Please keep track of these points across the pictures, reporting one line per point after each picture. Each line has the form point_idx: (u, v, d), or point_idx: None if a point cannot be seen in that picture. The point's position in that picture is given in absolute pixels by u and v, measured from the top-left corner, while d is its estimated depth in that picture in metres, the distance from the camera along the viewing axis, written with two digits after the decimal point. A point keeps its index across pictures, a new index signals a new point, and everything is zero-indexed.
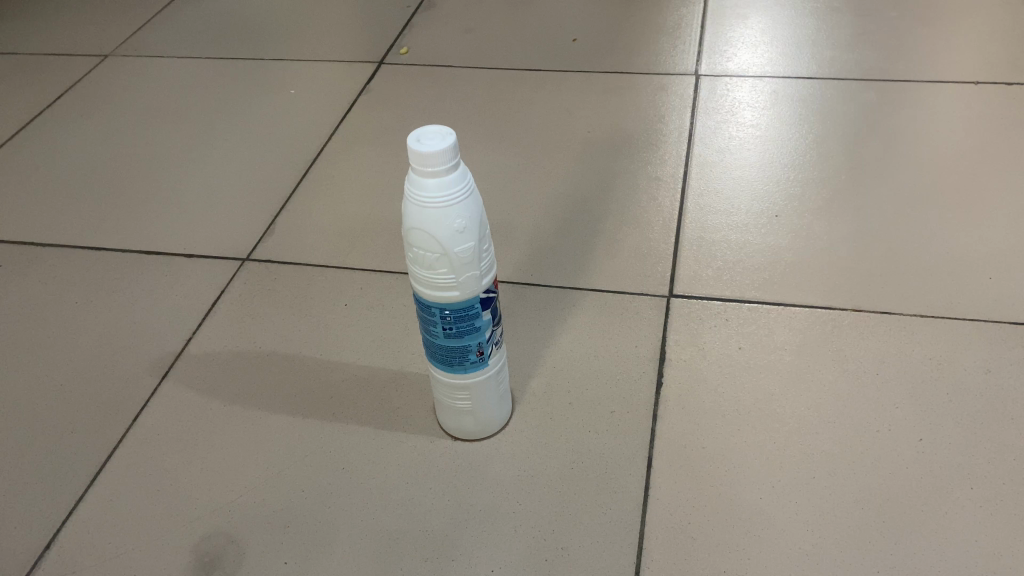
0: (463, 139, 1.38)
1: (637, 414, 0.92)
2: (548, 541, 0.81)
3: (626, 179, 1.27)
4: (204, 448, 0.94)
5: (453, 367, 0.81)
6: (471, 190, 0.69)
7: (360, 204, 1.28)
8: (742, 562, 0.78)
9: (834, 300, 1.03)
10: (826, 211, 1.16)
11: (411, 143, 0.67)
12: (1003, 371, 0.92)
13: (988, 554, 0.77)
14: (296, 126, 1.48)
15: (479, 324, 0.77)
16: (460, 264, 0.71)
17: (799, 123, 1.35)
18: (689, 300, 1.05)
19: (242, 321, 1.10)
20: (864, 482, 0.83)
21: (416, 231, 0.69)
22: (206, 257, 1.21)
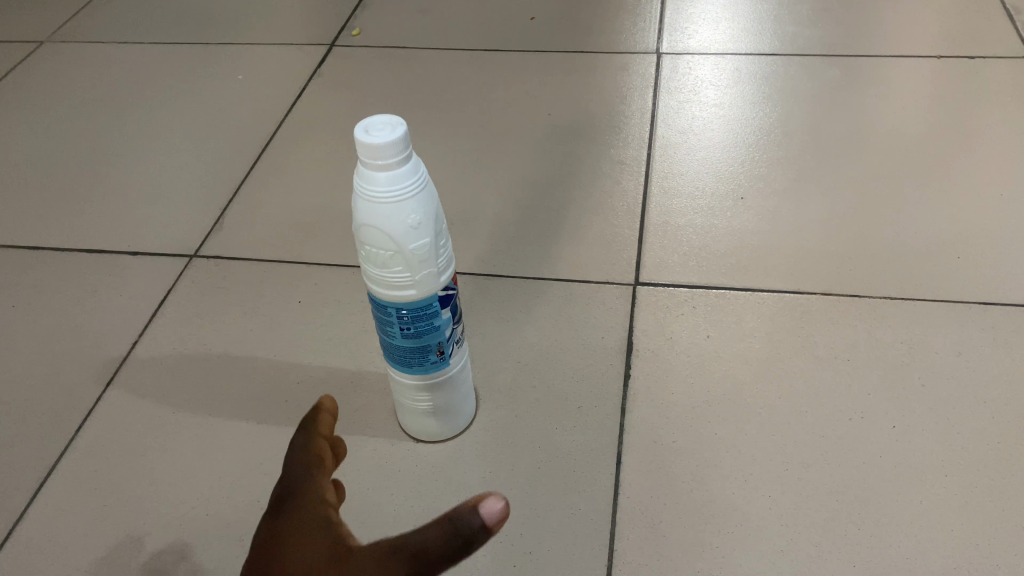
0: (419, 124, 1.34)
1: (605, 409, 0.89)
2: (517, 545, 0.78)
3: (589, 163, 1.23)
4: (153, 458, 0.89)
5: (412, 368, 0.77)
6: (424, 182, 0.65)
7: (314, 193, 1.23)
8: (715, 561, 0.76)
9: (802, 285, 1.01)
10: (791, 192, 1.14)
11: (359, 135, 0.63)
12: (975, 354, 0.90)
13: (963, 544, 0.75)
14: (246, 112, 1.42)
15: (438, 322, 0.73)
16: (416, 261, 0.67)
17: (763, 102, 1.32)
18: (655, 287, 1.02)
19: (191, 321, 1.04)
20: (838, 472, 0.82)
21: (369, 229, 0.65)
22: (152, 254, 1.15)
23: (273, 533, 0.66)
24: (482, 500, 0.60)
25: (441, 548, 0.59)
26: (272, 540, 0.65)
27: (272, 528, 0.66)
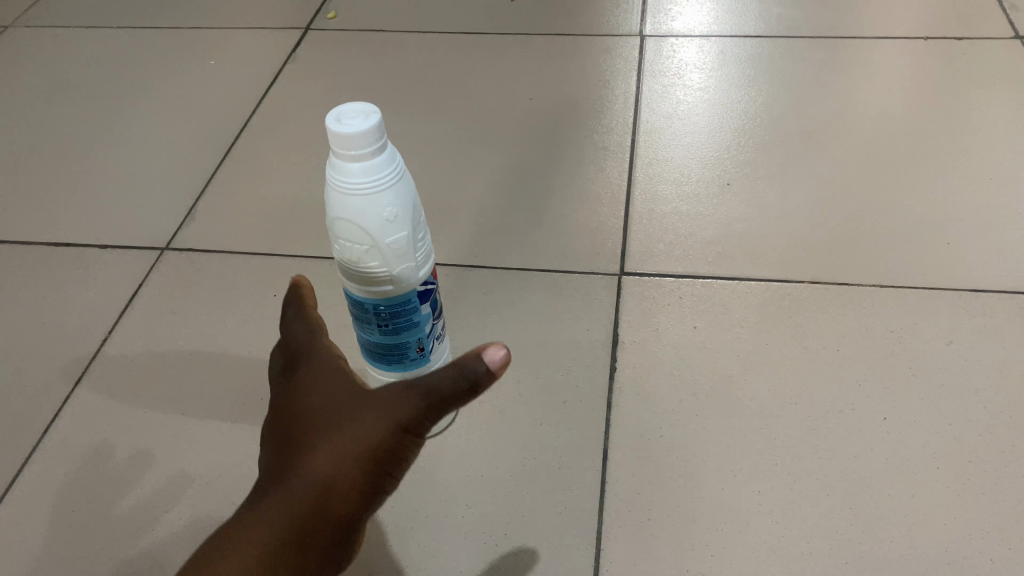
0: (397, 111, 1.30)
1: (591, 403, 0.87)
2: (501, 546, 0.76)
3: (572, 150, 1.20)
4: (124, 461, 0.86)
5: (391, 365, 0.75)
6: (401, 172, 0.62)
7: (290, 183, 1.20)
8: (705, 560, 0.74)
9: (790, 273, 0.99)
10: (778, 178, 1.12)
11: (330, 123, 0.59)
12: (966, 342, 0.89)
13: (958, 539, 0.74)
14: (219, 99, 1.37)
15: (418, 318, 0.71)
16: (393, 256, 0.64)
17: (748, 85, 1.29)
18: (641, 277, 1.00)
19: (163, 317, 1.01)
20: (830, 466, 0.80)
21: (343, 223, 0.62)
22: (122, 247, 1.11)
23: (287, 382, 0.66)
24: (484, 349, 0.59)
25: (454, 394, 0.60)
26: (286, 391, 0.65)
27: (286, 379, 0.66)
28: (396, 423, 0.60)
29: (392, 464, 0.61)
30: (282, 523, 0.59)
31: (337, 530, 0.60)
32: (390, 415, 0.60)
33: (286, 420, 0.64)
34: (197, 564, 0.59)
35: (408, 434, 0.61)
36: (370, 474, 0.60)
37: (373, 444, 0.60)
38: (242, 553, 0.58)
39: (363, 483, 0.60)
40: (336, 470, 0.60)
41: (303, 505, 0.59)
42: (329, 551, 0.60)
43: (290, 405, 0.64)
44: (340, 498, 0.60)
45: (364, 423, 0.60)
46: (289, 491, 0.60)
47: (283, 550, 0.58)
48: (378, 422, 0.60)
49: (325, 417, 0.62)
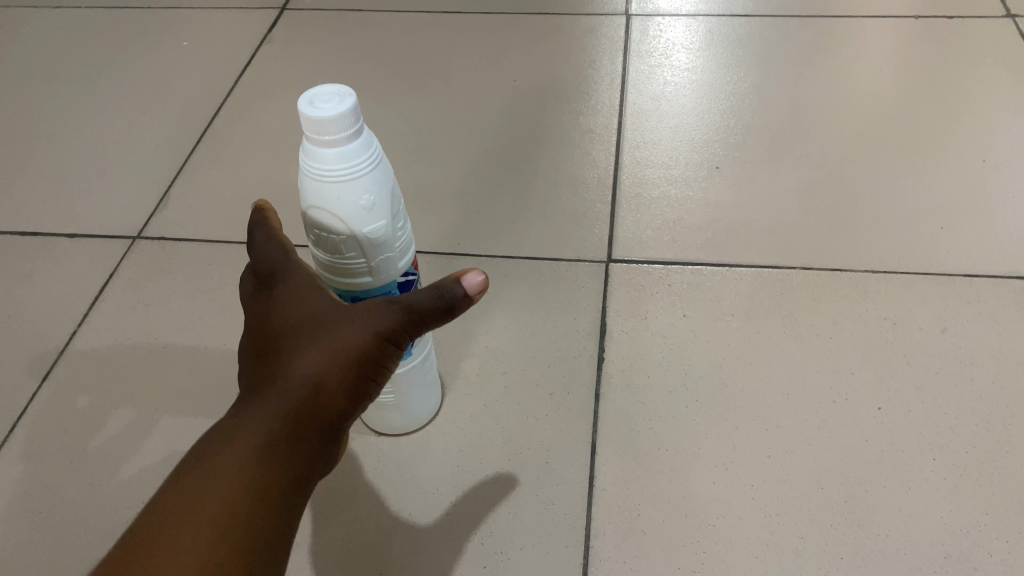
0: (377, 93, 1.26)
1: (579, 396, 0.84)
2: (487, 545, 0.74)
3: (557, 133, 1.17)
4: (95, 460, 0.83)
5: None
6: (378, 158, 0.58)
7: (266, 168, 1.16)
8: (697, 557, 0.72)
9: (781, 260, 0.96)
10: (768, 161, 1.09)
11: (302, 107, 0.55)
12: (960, 330, 0.87)
13: (954, 532, 0.72)
14: (191, 82, 1.33)
15: None
16: (371, 246, 0.60)
17: (736, 65, 1.26)
18: (628, 264, 0.97)
19: (135, 308, 0.97)
20: (824, 458, 0.78)
21: (318, 212, 0.58)
22: (91, 236, 1.07)
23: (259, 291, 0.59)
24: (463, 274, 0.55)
25: (435, 312, 0.55)
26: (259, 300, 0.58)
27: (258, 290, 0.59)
28: (382, 329, 0.55)
29: (377, 371, 0.56)
30: (263, 432, 0.52)
31: (320, 442, 0.55)
32: (376, 318, 0.55)
33: (260, 330, 0.57)
34: (168, 481, 0.51)
35: (393, 341, 0.55)
36: (355, 381, 0.55)
37: (361, 350, 0.54)
38: (221, 465, 0.51)
39: (348, 390, 0.55)
40: (321, 376, 0.54)
41: (286, 414, 0.53)
42: (312, 465, 0.55)
43: (264, 313, 0.57)
44: (325, 407, 0.54)
45: (347, 325, 0.55)
46: (268, 402, 0.53)
47: (267, 462, 0.52)
48: (363, 326, 0.54)
49: (305, 322, 0.55)
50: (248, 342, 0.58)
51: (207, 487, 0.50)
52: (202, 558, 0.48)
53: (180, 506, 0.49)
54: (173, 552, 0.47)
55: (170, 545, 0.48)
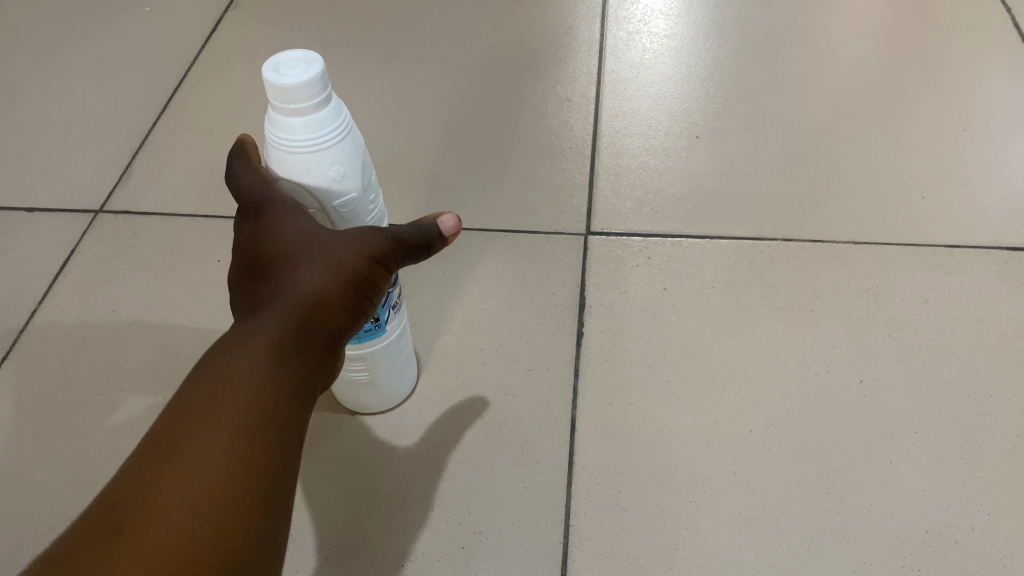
0: (347, 61, 1.22)
1: (558, 371, 0.83)
2: (464, 525, 0.72)
3: (534, 102, 1.14)
4: (58, 443, 0.80)
5: None
6: (348, 127, 0.55)
7: (233, 139, 1.12)
8: (678, 534, 0.71)
9: (762, 231, 0.95)
10: (749, 130, 1.07)
11: (266, 73, 0.52)
12: (941, 301, 0.86)
13: (936, 507, 0.71)
14: (154, 49, 1.28)
15: None
16: (341, 219, 0.58)
17: (716, 31, 1.23)
18: (607, 237, 0.95)
19: (98, 284, 0.94)
20: (805, 432, 0.77)
21: (286, 183, 0.55)
22: (51, 210, 1.03)
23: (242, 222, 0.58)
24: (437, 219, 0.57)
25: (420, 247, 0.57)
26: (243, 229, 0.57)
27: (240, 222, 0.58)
28: (375, 250, 0.55)
29: (371, 292, 0.56)
30: (267, 347, 0.51)
31: (321, 361, 0.55)
32: (370, 239, 0.55)
33: (249, 259, 0.56)
34: (173, 400, 0.50)
35: (386, 263, 0.56)
36: (351, 302, 0.55)
37: (357, 269, 0.55)
38: (229, 375, 0.50)
39: (346, 309, 0.55)
40: (321, 295, 0.54)
41: (289, 331, 0.53)
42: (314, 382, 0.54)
43: (252, 240, 0.56)
44: (325, 325, 0.54)
45: (344, 247, 0.55)
46: (269, 321, 0.53)
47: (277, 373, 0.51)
48: (357, 246, 0.55)
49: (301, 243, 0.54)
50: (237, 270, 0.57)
51: (221, 393, 0.49)
52: (228, 448, 0.47)
53: (195, 412, 0.48)
54: (199, 446, 0.46)
55: (194, 441, 0.46)
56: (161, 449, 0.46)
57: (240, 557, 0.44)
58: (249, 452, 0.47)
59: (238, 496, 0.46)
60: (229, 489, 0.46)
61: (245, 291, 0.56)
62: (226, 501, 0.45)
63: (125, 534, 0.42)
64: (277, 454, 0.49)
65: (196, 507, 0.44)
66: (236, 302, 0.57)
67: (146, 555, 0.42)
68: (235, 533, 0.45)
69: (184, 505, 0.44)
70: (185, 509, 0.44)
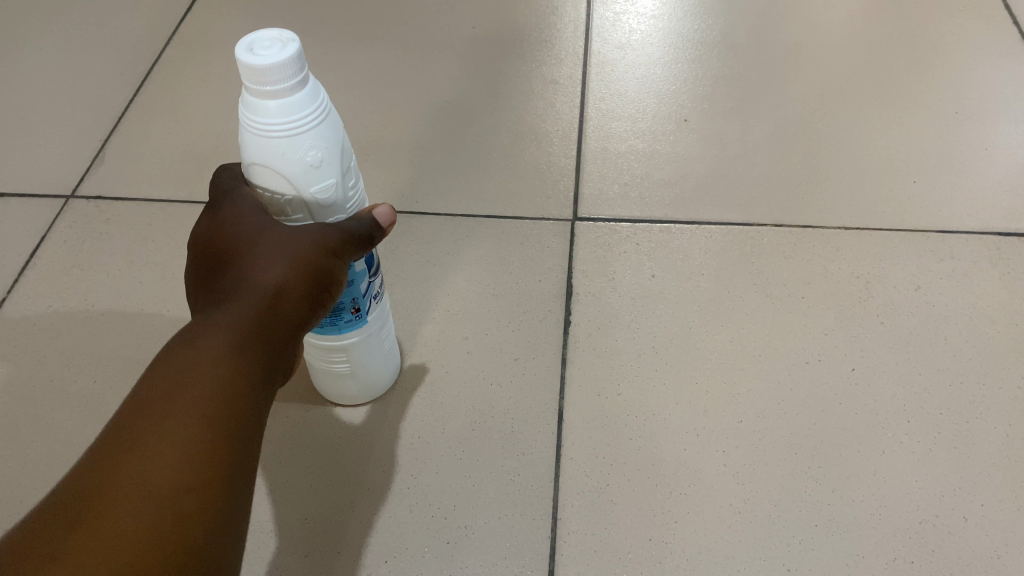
0: (327, 41, 1.19)
1: (545, 360, 0.81)
2: (449, 520, 0.71)
3: (519, 83, 1.11)
4: (27, 437, 0.77)
5: (322, 329, 0.64)
6: (326, 110, 0.52)
7: (210, 122, 1.09)
8: (669, 527, 0.69)
9: (752, 217, 0.93)
10: (738, 113, 1.05)
11: (240, 52, 0.49)
12: (934, 287, 0.85)
13: (930, 497, 0.70)
14: (127, 29, 1.24)
15: (351, 276, 0.60)
16: (319, 208, 0.55)
17: (704, 11, 1.21)
18: (595, 223, 0.93)
19: (69, 273, 0.91)
20: (797, 422, 0.76)
21: (261, 170, 0.52)
22: (20, 196, 1.00)
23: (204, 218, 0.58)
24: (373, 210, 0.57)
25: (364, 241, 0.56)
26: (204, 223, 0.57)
27: (203, 218, 0.58)
28: (331, 239, 0.53)
29: (331, 284, 0.55)
30: (223, 336, 0.50)
31: (280, 354, 0.53)
32: (326, 228, 0.54)
33: (209, 252, 0.56)
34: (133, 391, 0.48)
35: (343, 254, 0.54)
36: (309, 294, 0.54)
37: (314, 258, 0.53)
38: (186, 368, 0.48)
39: (304, 301, 0.54)
40: (277, 288, 0.53)
41: (247, 325, 0.51)
42: (274, 376, 0.53)
43: (211, 233, 0.56)
44: (283, 318, 0.53)
45: (301, 239, 0.53)
46: (226, 313, 0.52)
47: (235, 363, 0.49)
48: (312, 234, 0.53)
49: (257, 238, 0.54)
50: (200, 266, 0.57)
51: (181, 381, 0.47)
52: (190, 437, 0.45)
53: (156, 400, 0.46)
54: (160, 436, 0.45)
55: (155, 429, 0.45)
56: (121, 438, 0.44)
57: (205, 549, 0.43)
58: (211, 441, 0.46)
59: (203, 486, 0.44)
60: (190, 479, 0.44)
61: (204, 286, 0.56)
62: (187, 491, 0.44)
63: (86, 521, 0.41)
64: (241, 443, 0.48)
65: (159, 498, 0.43)
66: (199, 295, 0.56)
67: (115, 549, 0.40)
68: (200, 524, 0.43)
69: (146, 496, 0.42)
70: (148, 500, 0.42)
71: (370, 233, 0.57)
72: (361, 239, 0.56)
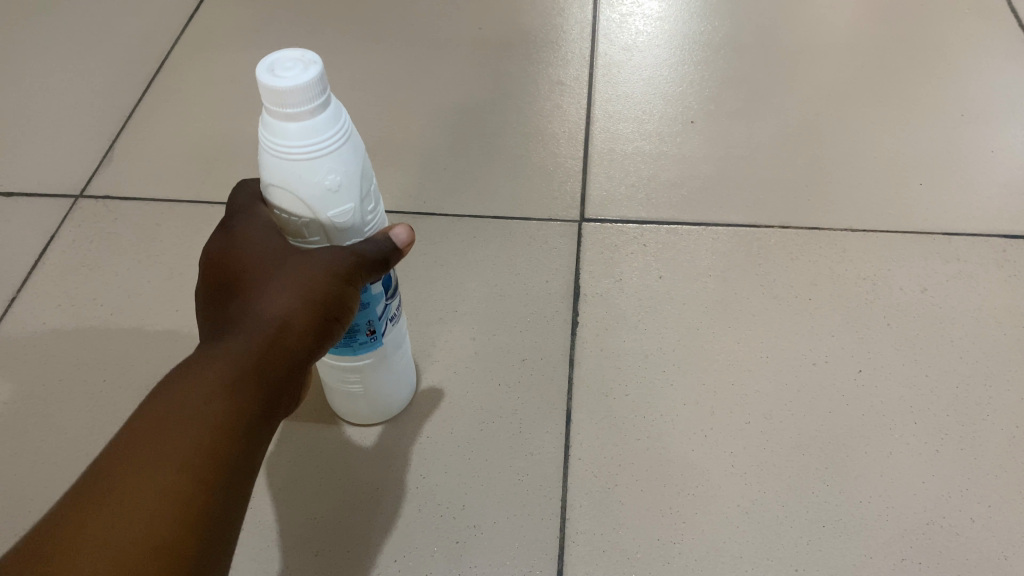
0: (334, 42, 1.19)
1: (553, 361, 0.81)
2: (457, 519, 0.71)
3: (525, 84, 1.12)
4: (37, 436, 0.78)
5: (337, 349, 0.63)
6: (347, 133, 0.50)
7: (217, 122, 1.09)
8: (677, 527, 0.70)
9: (758, 218, 0.93)
10: (744, 115, 1.06)
11: (261, 72, 0.47)
12: (940, 290, 0.85)
13: (936, 499, 0.71)
14: (135, 29, 1.24)
15: (367, 297, 0.59)
16: (337, 230, 0.53)
17: (710, 13, 1.21)
18: (602, 224, 0.94)
19: (77, 272, 0.91)
20: (804, 423, 0.76)
21: (279, 191, 0.51)
22: (28, 195, 1.00)
23: (215, 235, 0.57)
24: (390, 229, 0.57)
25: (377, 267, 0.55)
26: (214, 241, 0.57)
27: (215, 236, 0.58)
28: (343, 267, 0.53)
29: (341, 311, 0.54)
30: (228, 364, 0.50)
31: (286, 380, 0.53)
32: (336, 255, 0.53)
33: (219, 274, 0.56)
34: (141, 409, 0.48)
35: (355, 281, 0.54)
36: (317, 321, 0.54)
37: (320, 286, 0.53)
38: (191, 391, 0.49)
39: (311, 329, 0.54)
40: (284, 316, 0.53)
41: (253, 353, 0.51)
42: (277, 402, 0.53)
43: (220, 255, 0.56)
44: (289, 345, 0.53)
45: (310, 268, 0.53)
46: (233, 341, 0.52)
47: (239, 391, 0.50)
48: (323, 263, 0.53)
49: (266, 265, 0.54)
50: (209, 287, 0.56)
51: (186, 403, 0.48)
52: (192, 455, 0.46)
53: (162, 419, 0.47)
54: (164, 451, 0.46)
55: (160, 445, 0.46)
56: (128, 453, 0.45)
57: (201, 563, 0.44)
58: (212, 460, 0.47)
59: (182, 527, 0.44)
60: (189, 496, 0.45)
61: (212, 308, 0.56)
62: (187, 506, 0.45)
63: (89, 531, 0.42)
64: (236, 472, 0.48)
65: (161, 512, 0.44)
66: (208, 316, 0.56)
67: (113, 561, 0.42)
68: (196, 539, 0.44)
69: (106, 556, 0.42)
70: (150, 513, 0.44)
71: (385, 257, 0.56)
72: (375, 264, 0.55)
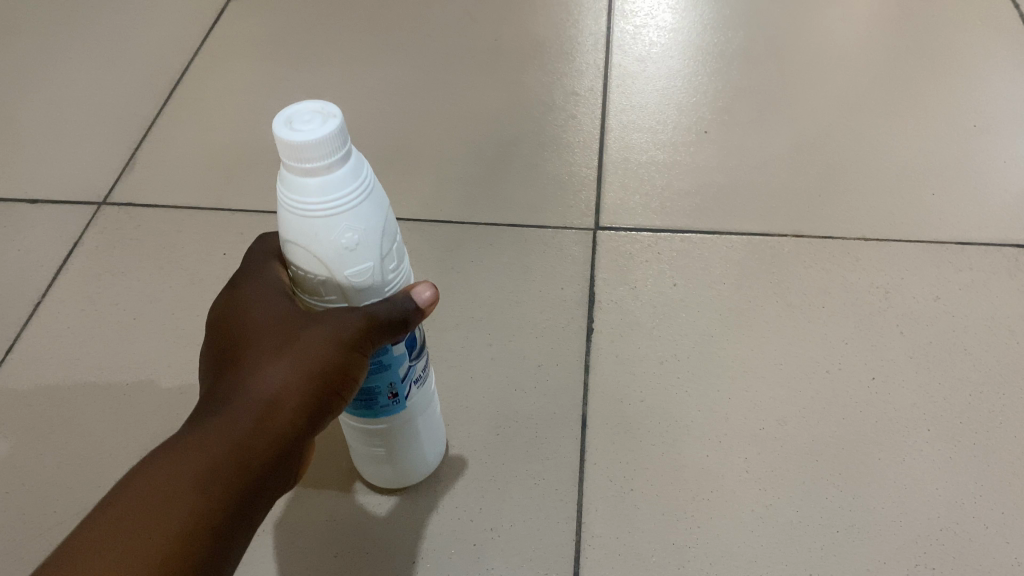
0: (352, 53, 1.21)
1: (568, 367, 0.82)
2: (474, 523, 0.72)
3: (540, 95, 1.13)
4: (61, 438, 0.79)
5: (358, 410, 0.60)
6: (368, 188, 0.47)
7: (237, 132, 1.11)
8: (693, 532, 0.70)
9: (772, 227, 0.94)
10: (756, 125, 1.07)
11: (278, 126, 0.45)
12: (953, 298, 0.86)
13: (949, 504, 0.71)
14: (155, 40, 1.26)
15: (387, 359, 0.55)
16: (356, 290, 0.51)
17: (723, 25, 1.22)
18: (616, 232, 0.95)
19: (101, 278, 0.93)
20: (817, 430, 0.76)
21: (297, 250, 0.48)
22: (52, 202, 1.02)
23: (223, 298, 0.56)
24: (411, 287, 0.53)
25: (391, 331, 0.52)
26: (222, 303, 0.55)
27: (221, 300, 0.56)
28: (351, 331, 0.50)
29: (348, 377, 0.51)
30: (226, 429, 0.48)
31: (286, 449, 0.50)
32: (345, 318, 0.50)
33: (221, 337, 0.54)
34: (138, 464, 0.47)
35: (365, 346, 0.50)
36: (321, 387, 0.51)
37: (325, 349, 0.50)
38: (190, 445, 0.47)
39: (314, 395, 0.51)
40: (286, 381, 0.50)
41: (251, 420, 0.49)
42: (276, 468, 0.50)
43: (224, 317, 0.54)
44: (290, 412, 0.50)
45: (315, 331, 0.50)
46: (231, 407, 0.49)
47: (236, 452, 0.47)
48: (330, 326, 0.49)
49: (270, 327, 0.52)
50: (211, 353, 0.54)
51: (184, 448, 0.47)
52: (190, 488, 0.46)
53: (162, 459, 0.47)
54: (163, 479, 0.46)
55: (160, 478, 0.46)
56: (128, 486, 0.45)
57: None
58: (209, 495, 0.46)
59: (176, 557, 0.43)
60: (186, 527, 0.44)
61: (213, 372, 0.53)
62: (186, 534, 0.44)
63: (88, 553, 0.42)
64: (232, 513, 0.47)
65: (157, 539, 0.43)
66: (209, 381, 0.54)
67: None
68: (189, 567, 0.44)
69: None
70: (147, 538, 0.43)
71: (401, 322, 0.52)
72: (388, 329, 0.51)
